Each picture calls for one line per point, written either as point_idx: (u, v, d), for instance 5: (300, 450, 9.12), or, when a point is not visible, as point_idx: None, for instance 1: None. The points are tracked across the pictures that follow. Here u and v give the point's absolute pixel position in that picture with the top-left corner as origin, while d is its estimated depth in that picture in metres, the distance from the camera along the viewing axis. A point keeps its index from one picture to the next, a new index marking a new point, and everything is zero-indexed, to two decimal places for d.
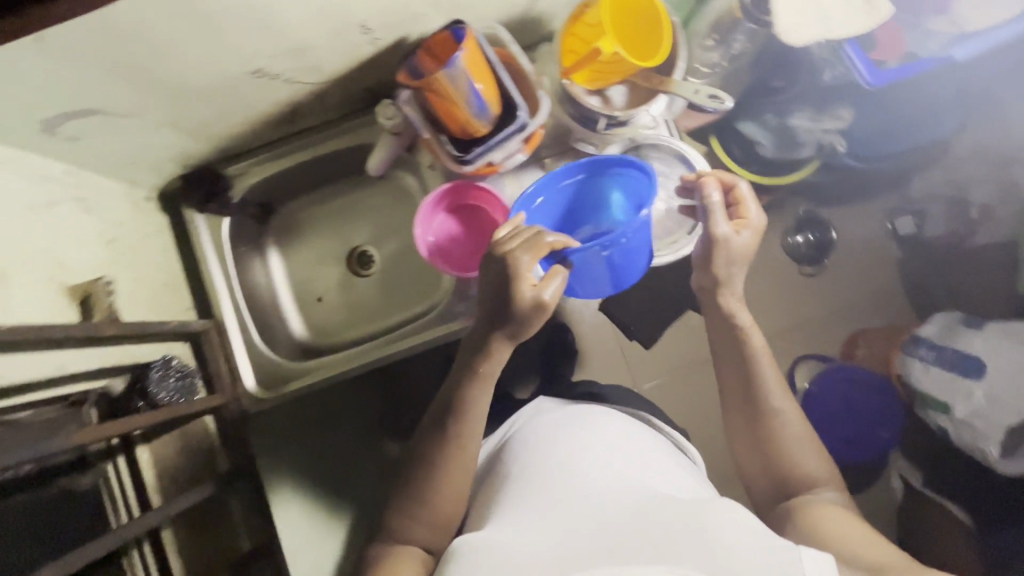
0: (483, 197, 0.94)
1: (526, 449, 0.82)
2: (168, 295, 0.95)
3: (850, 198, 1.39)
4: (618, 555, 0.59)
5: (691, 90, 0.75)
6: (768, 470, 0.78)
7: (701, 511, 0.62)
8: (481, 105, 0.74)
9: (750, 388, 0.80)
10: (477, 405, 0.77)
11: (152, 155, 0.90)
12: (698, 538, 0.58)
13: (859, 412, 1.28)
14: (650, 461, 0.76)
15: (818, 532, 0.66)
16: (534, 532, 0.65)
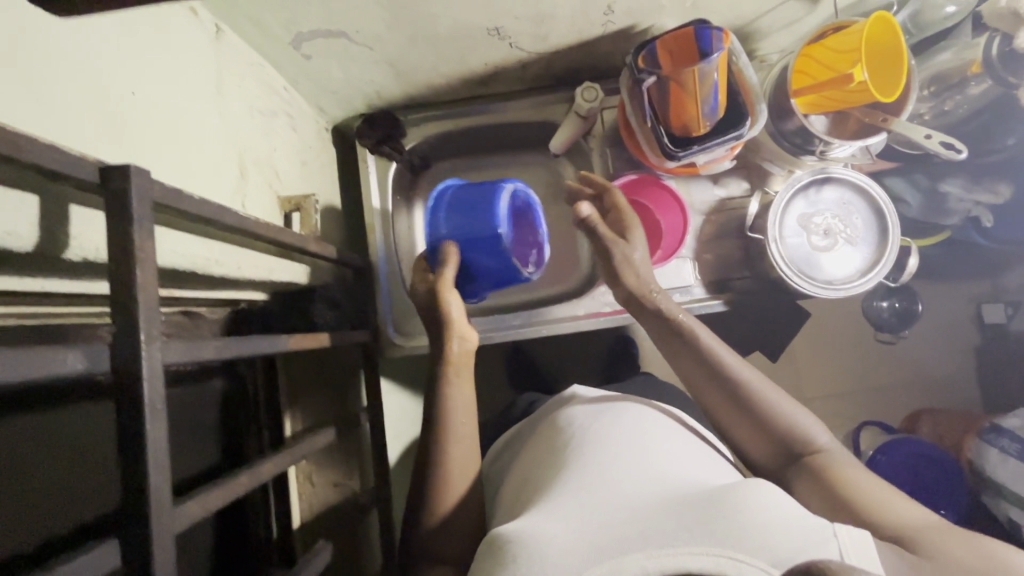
0: (658, 196, 0.96)
1: (531, 446, 0.76)
2: (329, 225, 0.96)
3: (942, 276, 1.45)
4: (647, 536, 0.49)
5: (924, 134, 0.76)
6: (772, 444, 0.69)
7: (725, 492, 0.53)
8: (715, 105, 0.76)
9: (719, 370, 0.73)
10: (457, 399, 0.75)
11: (353, 87, 0.91)
12: (734, 517, 0.49)
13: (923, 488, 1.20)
14: (672, 438, 0.68)
15: (850, 500, 0.60)
16: (551, 516, 0.55)
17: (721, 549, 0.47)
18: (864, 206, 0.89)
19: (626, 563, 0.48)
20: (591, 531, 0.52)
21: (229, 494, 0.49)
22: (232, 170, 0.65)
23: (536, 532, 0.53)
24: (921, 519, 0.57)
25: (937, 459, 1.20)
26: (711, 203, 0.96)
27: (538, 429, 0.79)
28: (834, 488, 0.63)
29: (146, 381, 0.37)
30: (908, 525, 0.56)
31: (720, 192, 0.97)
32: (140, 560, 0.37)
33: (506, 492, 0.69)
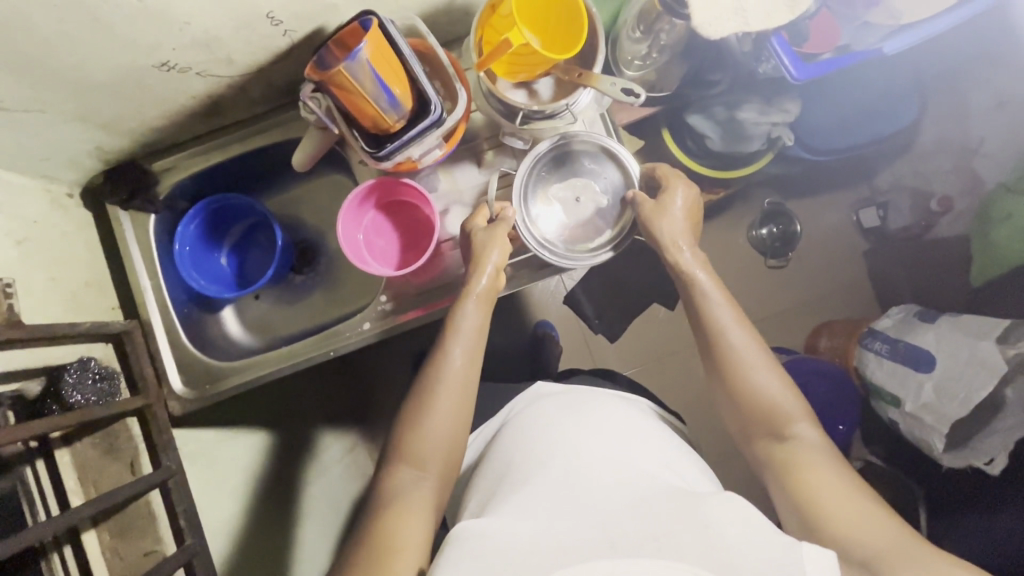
0: (413, 194, 0.93)
1: (516, 435, 0.84)
2: (91, 294, 0.93)
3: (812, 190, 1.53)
4: (619, 547, 0.58)
5: (609, 83, 0.74)
6: (753, 420, 0.75)
7: (702, 504, 0.62)
8: (389, 99, 0.72)
9: (725, 371, 0.78)
10: (465, 385, 0.78)
11: (66, 150, 0.87)
12: (702, 536, 0.58)
13: (817, 404, 1.34)
14: (649, 444, 0.77)
15: (813, 504, 0.65)
16: (531, 521, 0.64)
17: (685, 564, 0.55)
18: (616, 171, 0.88)
19: (594, 564, 0.56)
20: (567, 540, 0.60)
21: None
22: None
23: (500, 537, 0.62)
24: (885, 541, 0.60)
25: (827, 375, 1.35)
26: (476, 188, 0.95)
27: (528, 420, 0.86)
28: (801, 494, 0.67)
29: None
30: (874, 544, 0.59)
31: (483, 173, 0.95)
32: None
33: (496, 484, 0.77)
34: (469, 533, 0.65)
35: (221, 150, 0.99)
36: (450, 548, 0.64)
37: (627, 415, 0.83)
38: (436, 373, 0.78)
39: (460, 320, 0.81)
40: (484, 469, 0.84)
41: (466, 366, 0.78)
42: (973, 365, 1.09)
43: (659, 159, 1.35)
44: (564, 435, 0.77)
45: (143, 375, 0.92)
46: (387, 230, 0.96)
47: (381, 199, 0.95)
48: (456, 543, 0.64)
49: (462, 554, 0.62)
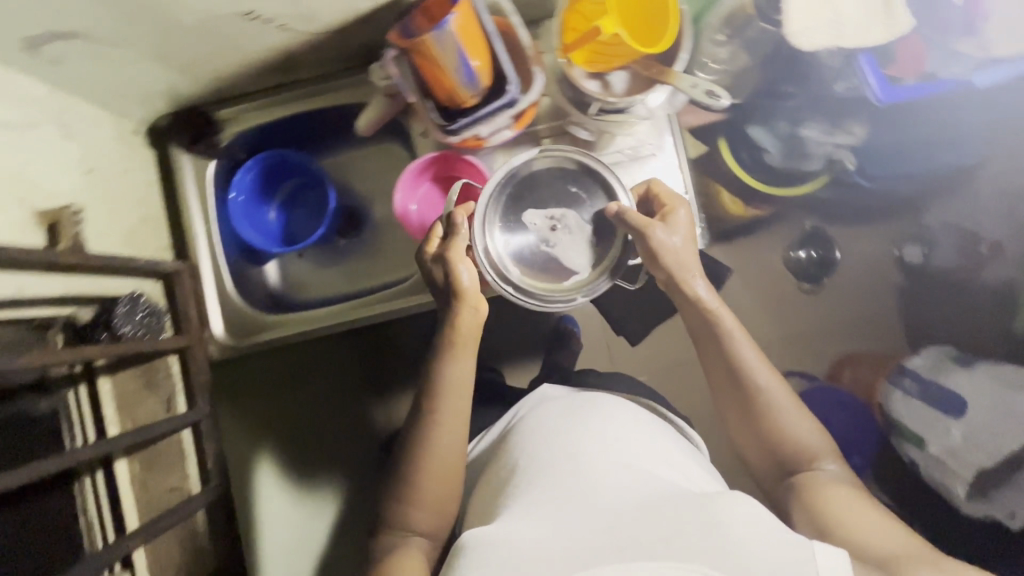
0: (471, 172, 0.93)
1: (516, 434, 0.85)
2: (146, 231, 0.95)
3: (857, 219, 1.43)
4: (629, 552, 0.59)
5: (690, 84, 0.73)
6: (771, 452, 0.78)
7: (710, 502, 0.63)
8: (468, 73, 0.72)
9: (740, 388, 0.79)
10: (448, 447, 0.78)
11: (140, 87, 0.88)
12: (712, 535, 0.59)
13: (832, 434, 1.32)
14: (656, 444, 0.78)
15: (828, 519, 0.68)
16: (540, 524, 0.65)
17: (697, 567, 0.56)
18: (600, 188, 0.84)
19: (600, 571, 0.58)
20: (574, 549, 0.61)
21: None
22: None
23: (512, 543, 0.63)
24: (899, 543, 0.63)
25: (845, 404, 1.34)
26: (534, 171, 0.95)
27: (528, 422, 0.87)
28: (819, 506, 0.70)
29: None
30: (887, 547, 0.63)
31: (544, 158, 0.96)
32: None
33: (502, 484, 0.78)
34: (482, 544, 0.65)
35: (285, 105, 0.99)
36: (464, 560, 0.65)
37: (633, 416, 0.83)
38: (427, 426, 0.79)
39: (440, 367, 0.80)
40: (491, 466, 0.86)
41: (453, 434, 0.79)
42: (1003, 413, 1.12)
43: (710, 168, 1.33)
44: (564, 435, 0.78)
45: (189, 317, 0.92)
46: (439, 205, 0.96)
47: (438, 173, 0.95)
48: (470, 556, 0.64)
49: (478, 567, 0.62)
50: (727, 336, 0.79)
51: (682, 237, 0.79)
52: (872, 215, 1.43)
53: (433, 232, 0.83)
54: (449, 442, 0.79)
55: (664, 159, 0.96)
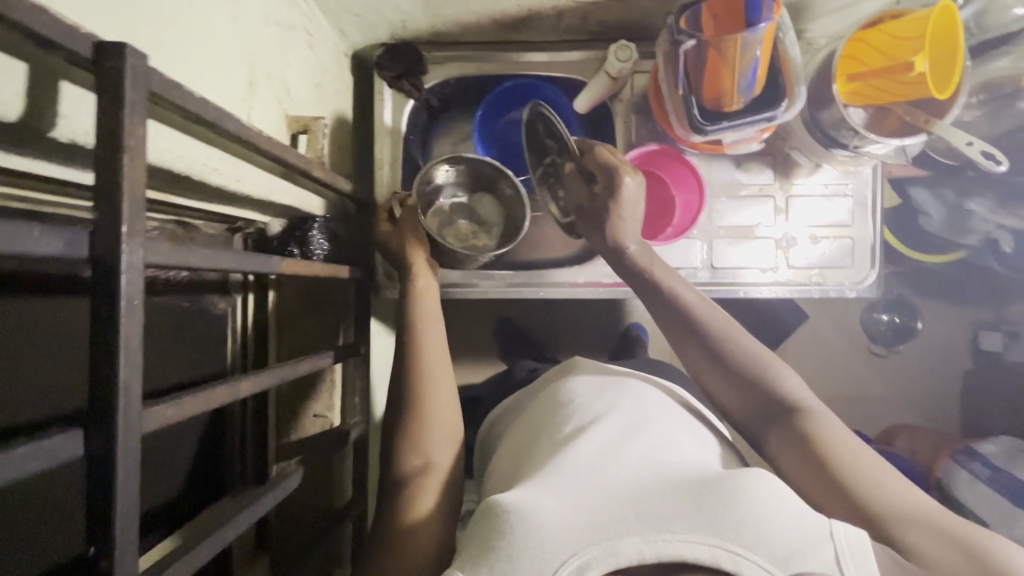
0: (676, 171, 0.95)
1: (533, 412, 0.81)
2: (339, 155, 0.93)
3: (941, 293, 1.63)
4: (649, 524, 0.53)
5: (964, 141, 0.72)
6: (758, 403, 0.72)
7: (726, 481, 0.57)
8: (752, 79, 0.72)
9: (716, 346, 0.74)
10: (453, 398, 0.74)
11: (377, 13, 0.87)
12: (736, 512, 0.53)
13: None
14: (644, 413, 0.72)
15: (835, 478, 0.63)
16: (552, 492, 0.59)
17: (715, 539, 0.51)
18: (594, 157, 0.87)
19: (624, 545, 0.52)
20: (586, 516, 0.55)
21: (205, 405, 0.47)
22: (238, 77, 0.61)
23: (532, 514, 0.55)
24: (910, 503, 0.61)
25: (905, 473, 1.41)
26: (728, 184, 0.97)
27: (542, 395, 0.84)
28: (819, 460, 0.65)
29: (123, 326, 0.35)
30: (898, 513, 0.60)
31: (741, 175, 0.97)
32: (97, 467, 0.35)
33: (523, 457, 0.73)
34: (508, 505, 0.58)
35: (496, 62, 0.97)
36: (480, 528, 0.59)
37: (637, 389, 0.78)
38: (442, 413, 0.73)
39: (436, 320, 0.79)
40: (508, 434, 0.84)
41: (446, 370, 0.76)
42: None
43: None
44: (576, 409, 0.74)
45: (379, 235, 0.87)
46: None
47: (637, 165, 0.96)
48: (492, 522, 0.57)
49: (501, 534, 0.55)
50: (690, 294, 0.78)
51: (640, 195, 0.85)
52: (967, 296, 1.62)
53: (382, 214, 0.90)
54: (447, 384, 0.75)
55: (858, 202, 0.96)
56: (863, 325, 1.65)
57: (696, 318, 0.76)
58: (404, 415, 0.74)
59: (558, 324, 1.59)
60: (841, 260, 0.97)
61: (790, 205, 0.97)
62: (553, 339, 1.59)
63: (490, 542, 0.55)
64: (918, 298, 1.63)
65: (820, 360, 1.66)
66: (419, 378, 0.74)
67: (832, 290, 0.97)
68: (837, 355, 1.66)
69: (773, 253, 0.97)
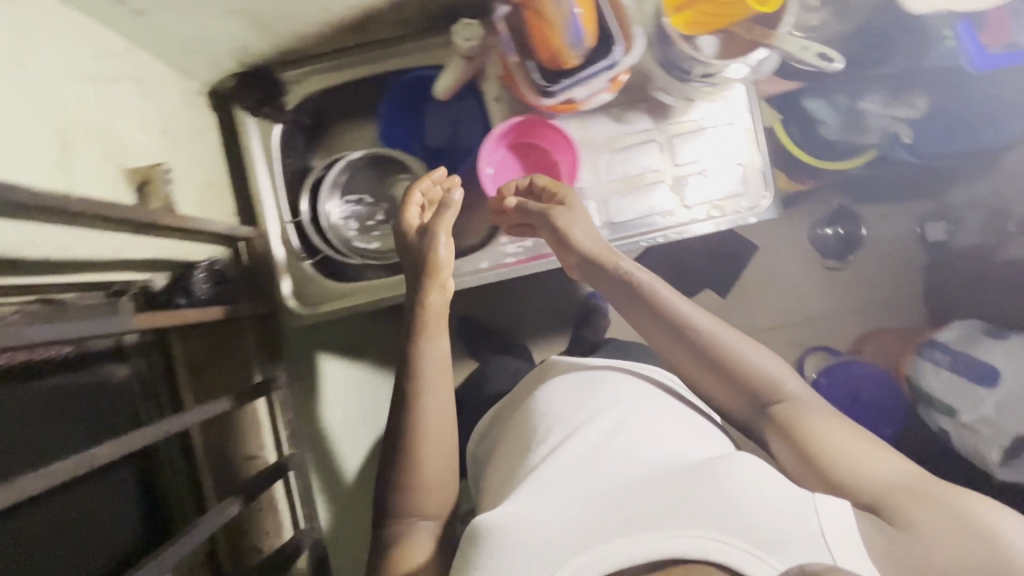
0: (550, 136, 0.94)
1: (518, 423, 0.82)
2: (214, 197, 0.91)
3: (885, 197, 1.63)
4: (635, 523, 0.55)
5: (799, 46, 0.72)
6: (739, 392, 0.75)
7: (709, 466, 0.59)
8: (576, 31, 0.71)
9: (682, 337, 0.77)
10: (427, 427, 0.78)
11: (213, 45, 0.85)
12: (718, 497, 0.55)
13: (864, 408, 1.46)
14: (632, 409, 0.73)
15: (827, 462, 0.64)
16: (539, 503, 0.60)
17: (703, 531, 0.52)
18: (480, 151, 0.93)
19: (611, 548, 0.53)
20: (572, 523, 0.57)
21: (42, 484, 0.46)
22: (45, 144, 0.60)
23: (517, 531, 0.57)
24: (892, 473, 0.62)
25: (874, 380, 1.47)
26: (610, 139, 0.96)
27: (526, 402, 0.85)
28: (805, 444, 0.67)
29: None
30: (880, 487, 0.60)
31: (620, 127, 0.96)
32: None
33: (514, 472, 0.73)
34: (489, 526, 0.60)
35: (355, 68, 0.96)
36: (468, 550, 0.60)
37: (618, 383, 0.78)
38: (409, 441, 0.77)
39: (416, 355, 0.81)
40: (501, 450, 0.85)
41: (436, 408, 0.79)
42: None
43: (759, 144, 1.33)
44: (558, 422, 0.74)
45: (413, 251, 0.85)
46: (514, 169, 0.96)
47: (514, 138, 0.95)
48: (478, 542, 0.59)
49: (485, 558, 0.57)
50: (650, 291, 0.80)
51: (583, 219, 0.86)
52: (908, 192, 1.60)
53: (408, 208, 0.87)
54: (427, 415, 0.78)
55: (739, 127, 0.96)
56: (811, 242, 1.66)
57: (661, 310, 0.79)
58: (390, 448, 0.79)
59: (512, 312, 1.58)
60: (735, 189, 0.97)
61: (675, 146, 0.96)
62: (511, 326, 1.59)
63: (478, 567, 0.57)
64: (857, 205, 1.65)
65: (776, 287, 1.66)
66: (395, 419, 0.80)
67: (733, 220, 0.97)
68: (790, 277, 1.66)
69: (670, 197, 0.97)
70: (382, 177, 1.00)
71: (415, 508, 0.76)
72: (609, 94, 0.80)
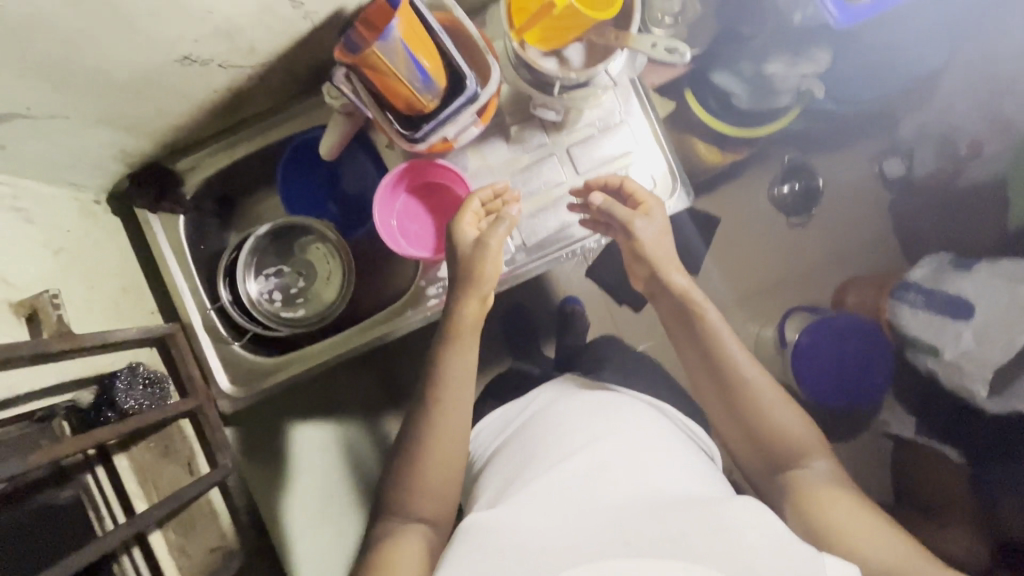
0: (445, 175, 0.93)
1: (524, 432, 0.82)
2: (129, 300, 0.92)
3: (844, 141, 1.53)
4: (632, 547, 0.58)
5: (649, 44, 0.74)
6: (760, 444, 0.79)
7: (716, 507, 0.61)
8: (424, 78, 0.70)
9: (730, 384, 0.80)
10: (445, 432, 0.80)
11: (90, 155, 0.85)
12: (720, 538, 0.58)
13: (851, 361, 1.33)
14: (648, 435, 0.75)
15: (829, 529, 0.68)
16: (545, 522, 0.63)
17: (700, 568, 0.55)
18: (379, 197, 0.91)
19: (604, 567, 0.57)
20: (571, 540, 0.60)
21: None
22: None
23: (513, 537, 0.62)
24: (893, 555, 0.64)
25: (858, 331, 1.33)
26: (508, 161, 0.95)
27: (535, 412, 0.87)
28: (811, 510, 0.71)
29: None
30: (880, 565, 0.63)
31: (514, 148, 0.95)
32: None
33: (508, 476, 0.75)
34: (478, 528, 0.66)
35: (245, 144, 0.97)
36: (456, 545, 0.66)
37: (636, 408, 0.81)
38: (419, 451, 0.80)
39: (444, 359, 0.83)
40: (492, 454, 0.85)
41: (452, 425, 0.81)
42: (1017, 308, 1.13)
43: (681, 123, 1.30)
44: (565, 438, 0.75)
45: (473, 260, 0.84)
46: (419, 213, 0.94)
47: (411, 181, 0.94)
48: (466, 541, 0.65)
49: (473, 554, 0.62)
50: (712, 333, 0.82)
51: (660, 231, 0.86)
52: (857, 134, 1.53)
53: (467, 211, 0.86)
54: (449, 434, 0.80)
55: (633, 121, 0.95)
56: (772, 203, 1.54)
57: (719, 353, 0.81)
58: (399, 461, 0.81)
59: None
60: (644, 184, 0.96)
61: (575, 155, 0.95)
62: None
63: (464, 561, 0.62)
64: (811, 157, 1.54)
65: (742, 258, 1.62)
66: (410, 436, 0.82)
67: None
68: (765, 240, 1.54)
69: None
70: (293, 245, 1.00)
71: (410, 512, 0.78)
72: (479, 124, 0.80)
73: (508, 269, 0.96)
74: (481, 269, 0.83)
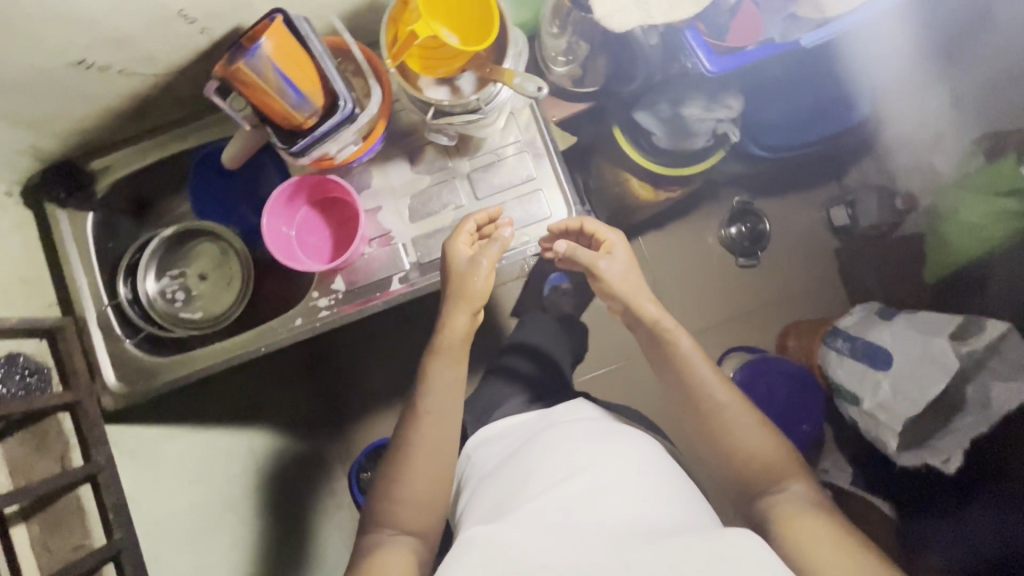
0: (340, 190, 0.96)
1: (517, 454, 0.82)
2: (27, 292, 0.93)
3: (793, 183, 1.47)
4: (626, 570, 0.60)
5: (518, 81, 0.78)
6: (735, 469, 0.78)
7: (712, 537, 0.63)
8: (297, 95, 0.74)
9: (699, 408, 0.82)
10: (420, 445, 0.81)
11: None
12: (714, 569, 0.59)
13: (780, 404, 1.31)
14: (631, 462, 0.76)
15: (800, 552, 0.66)
16: (534, 544, 0.66)
17: None
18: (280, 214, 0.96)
19: None
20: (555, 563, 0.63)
21: None
22: None
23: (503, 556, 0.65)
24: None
25: (791, 375, 1.32)
26: (408, 181, 0.98)
27: (525, 435, 0.87)
28: (788, 532, 0.69)
29: None
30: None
31: (418, 169, 0.98)
32: None
33: (503, 498, 0.76)
34: (476, 541, 0.69)
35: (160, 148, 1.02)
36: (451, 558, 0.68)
37: (625, 437, 0.82)
38: (401, 460, 0.80)
39: (430, 372, 0.85)
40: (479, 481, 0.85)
41: (434, 431, 0.81)
42: (927, 360, 1.06)
43: (614, 158, 1.31)
44: (553, 462, 0.76)
45: (465, 275, 0.86)
46: (318, 225, 0.98)
47: (313, 197, 0.98)
48: (460, 553, 0.68)
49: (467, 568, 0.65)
50: (685, 359, 0.84)
51: (626, 266, 0.89)
52: (807, 180, 1.46)
53: (462, 231, 0.89)
54: (436, 443, 0.81)
55: (531, 152, 0.98)
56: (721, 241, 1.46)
57: (691, 381, 0.83)
58: (382, 471, 0.81)
59: None
60: (538, 213, 0.97)
61: (474, 181, 0.98)
62: None
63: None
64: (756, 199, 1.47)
65: None
66: (394, 445, 0.83)
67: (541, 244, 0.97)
68: (719, 274, 1.46)
69: None
70: (196, 249, 1.03)
71: (396, 522, 0.77)
72: (360, 144, 0.83)
73: (401, 285, 0.96)
74: (471, 289, 0.86)
